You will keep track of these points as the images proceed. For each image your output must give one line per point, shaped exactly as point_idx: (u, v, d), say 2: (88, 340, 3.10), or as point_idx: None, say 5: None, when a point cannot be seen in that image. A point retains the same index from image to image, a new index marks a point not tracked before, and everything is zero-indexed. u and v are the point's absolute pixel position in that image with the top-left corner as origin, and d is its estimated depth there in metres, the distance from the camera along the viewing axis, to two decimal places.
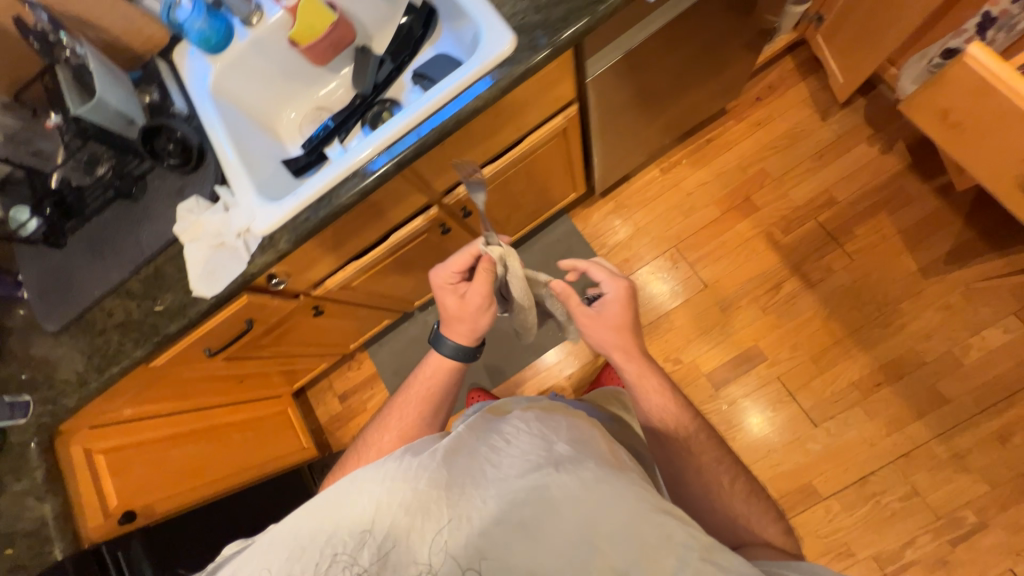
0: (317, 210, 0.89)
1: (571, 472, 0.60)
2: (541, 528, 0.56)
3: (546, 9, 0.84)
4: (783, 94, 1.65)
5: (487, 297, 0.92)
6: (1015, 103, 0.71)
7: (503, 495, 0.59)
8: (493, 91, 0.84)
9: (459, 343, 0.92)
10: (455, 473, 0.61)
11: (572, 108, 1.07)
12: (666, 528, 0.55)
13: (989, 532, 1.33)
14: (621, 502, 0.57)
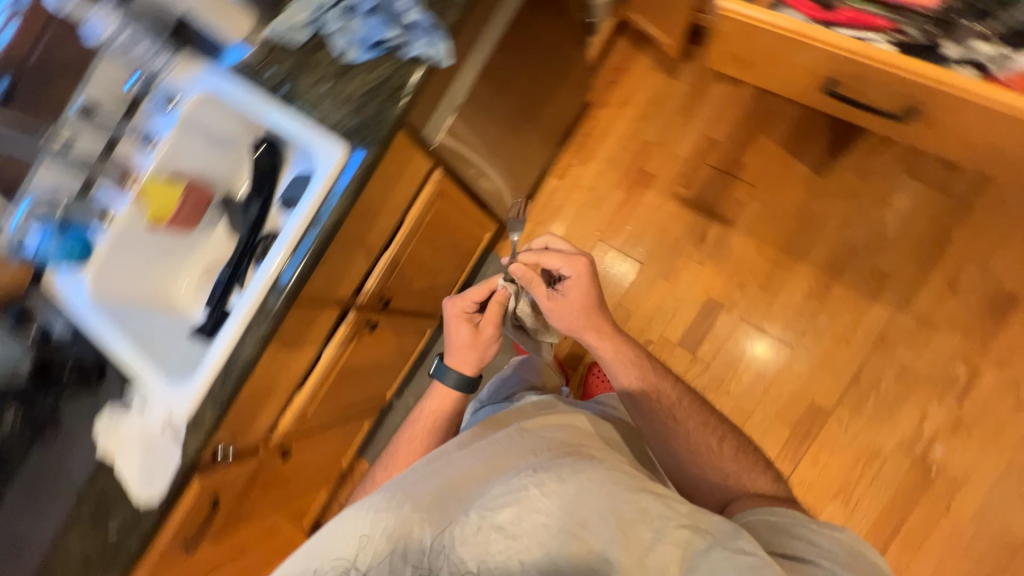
0: (229, 372, 0.90)
1: (551, 472, 0.72)
2: (519, 522, 0.68)
3: (361, 108, 0.87)
4: (630, 70, 1.76)
5: (496, 326, 1.11)
6: (774, 32, 0.79)
7: (489, 503, 0.71)
8: (345, 200, 0.87)
9: (465, 371, 1.10)
10: (442, 496, 0.75)
11: (437, 173, 1.10)
12: (637, 503, 0.67)
13: (982, 375, 1.38)
14: (597, 488, 0.69)
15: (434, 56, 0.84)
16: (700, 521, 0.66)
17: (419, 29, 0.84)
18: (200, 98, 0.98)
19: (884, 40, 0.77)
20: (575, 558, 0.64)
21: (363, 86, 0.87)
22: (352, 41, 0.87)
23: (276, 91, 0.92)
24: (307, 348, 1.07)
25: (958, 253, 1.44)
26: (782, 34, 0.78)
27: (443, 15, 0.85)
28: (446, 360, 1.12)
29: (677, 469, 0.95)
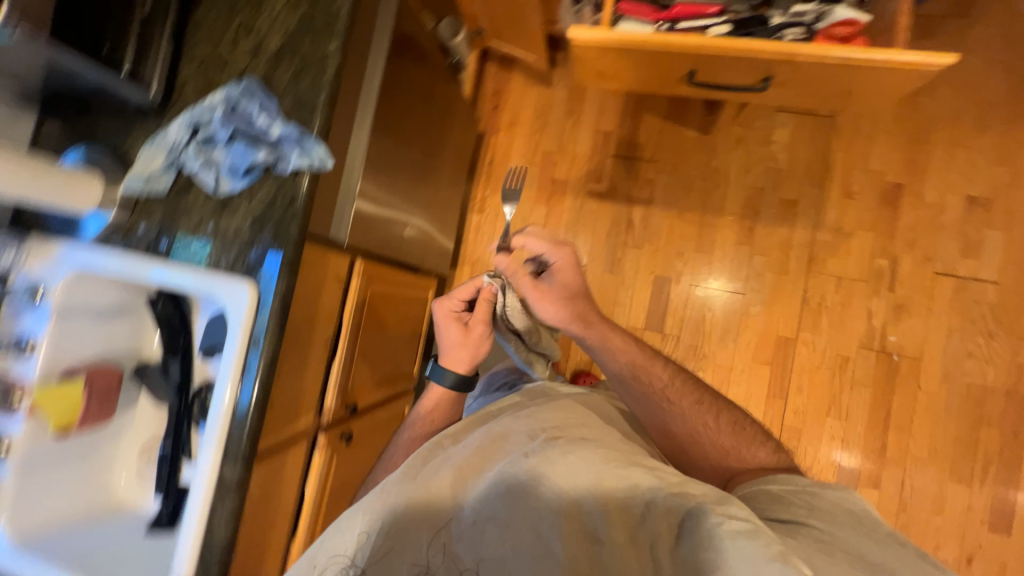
0: (206, 565, 0.79)
1: (546, 457, 0.72)
2: (518, 503, 0.66)
3: (256, 238, 0.80)
4: (509, 91, 1.79)
5: (487, 324, 1.09)
6: (624, 45, 0.83)
7: (484, 492, 0.69)
8: (272, 337, 0.80)
9: (460, 372, 1.09)
10: (437, 488, 0.71)
11: (359, 264, 1.04)
12: (628, 481, 0.68)
13: (902, 261, 1.51)
14: (589, 468, 0.70)
15: (316, 164, 0.79)
16: (687, 488, 0.67)
17: (289, 141, 0.78)
18: (73, 278, 0.87)
19: (722, 23, 0.83)
20: (569, 539, 0.63)
21: (250, 215, 0.80)
22: (222, 172, 0.80)
23: (158, 246, 0.84)
24: (285, 493, 0.98)
25: (843, 161, 1.57)
26: (631, 44, 0.83)
27: (307, 120, 0.79)
28: (440, 361, 1.11)
29: (676, 446, 1.05)
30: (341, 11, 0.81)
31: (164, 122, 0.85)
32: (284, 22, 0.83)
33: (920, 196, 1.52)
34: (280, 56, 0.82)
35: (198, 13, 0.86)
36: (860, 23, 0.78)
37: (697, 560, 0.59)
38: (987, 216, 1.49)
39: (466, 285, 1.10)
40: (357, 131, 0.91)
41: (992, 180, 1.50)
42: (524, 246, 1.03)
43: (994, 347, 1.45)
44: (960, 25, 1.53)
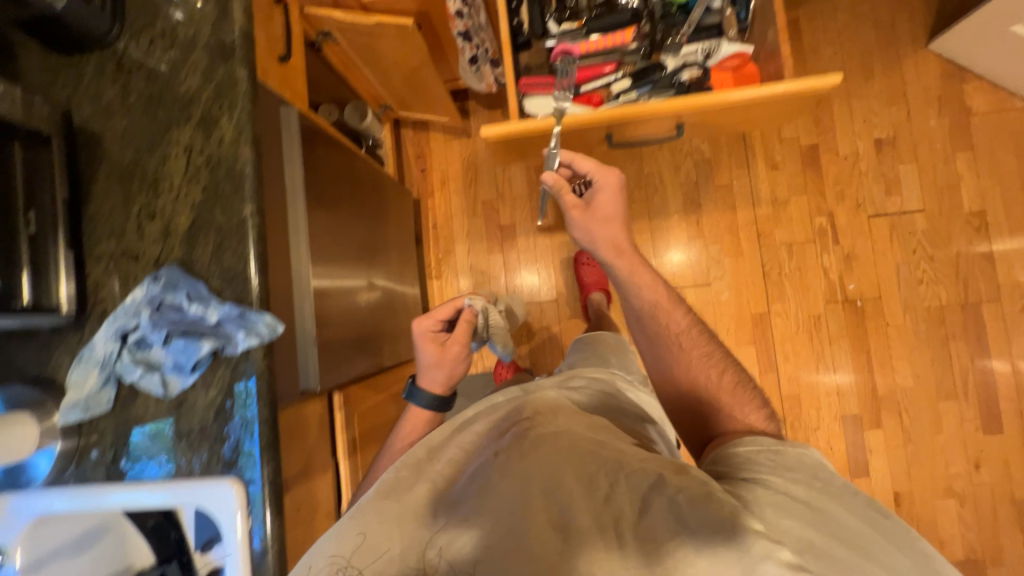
0: None
1: (513, 450, 0.61)
2: (490, 500, 0.57)
3: (225, 430, 0.75)
4: (432, 151, 1.77)
5: (465, 347, 1.04)
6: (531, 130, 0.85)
7: (460, 499, 0.59)
8: (274, 526, 0.74)
9: (437, 390, 0.99)
10: (405, 499, 0.60)
11: (338, 396, 1.00)
12: (599, 466, 0.59)
13: (838, 214, 1.61)
14: (559, 456, 0.60)
15: (266, 332, 0.74)
16: (658, 464, 0.60)
17: (230, 320, 0.73)
18: (33, 524, 0.75)
19: (622, 78, 0.87)
20: (542, 542, 0.54)
21: (211, 406, 0.75)
22: (166, 371, 0.74)
23: (118, 465, 0.77)
24: None
25: (760, 136, 1.65)
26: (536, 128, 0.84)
27: (244, 293, 0.75)
28: (417, 381, 1.02)
29: (679, 401, 0.86)
30: (245, 171, 0.77)
31: (88, 331, 0.79)
32: (187, 195, 0.77)
33: (835, 150, 1.62)
34: (195, 233, 0.77)
35: (91, 210, 0.80)
36: (746, 53, 0.82)
37: (665, 533, 0.53)
38: (896, 153, 1.60)
39: (446, 306, 1.10)
40: (298, 278, 0.87)
41: (891, 119, 1.60)
42: (570, 162, 0.98)
43: (938, 268, 1.56)
44: None
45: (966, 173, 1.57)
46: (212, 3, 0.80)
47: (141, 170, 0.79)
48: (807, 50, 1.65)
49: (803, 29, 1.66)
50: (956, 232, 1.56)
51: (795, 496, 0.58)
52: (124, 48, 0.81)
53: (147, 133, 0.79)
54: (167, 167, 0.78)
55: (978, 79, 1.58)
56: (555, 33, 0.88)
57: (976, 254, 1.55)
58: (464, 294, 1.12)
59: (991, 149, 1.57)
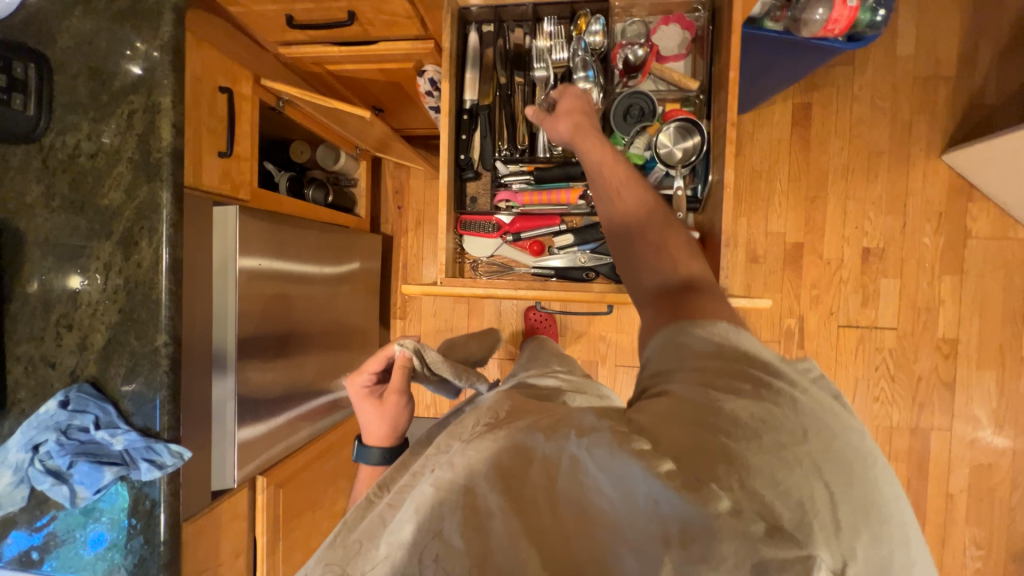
0: None
1: (444, 457, 0.51)
2: (420, 516, 0.46)
3: (126, 544, 0.79)
4: (411, 189, 1.72)
5: (405, 394, 0.81)
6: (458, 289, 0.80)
7: (395, 525, 0.48)
8: None
9: (386, 450, 0.81)
10: (350, 543, 0.50)
11: (260, 480, 1.04)
12: (523, 441, 0.48)
13: (809, 318, 1.57)
14: (483, 446, 0.48)
15: (171, 462, 0.77)
16: (583, 417, 0.50)
17: (135, 451, 0.76)
18: None
19: (565, 232, 0.85)
20: (464, 536, 0.44)
21: (116, 521, 0.79)
22: (70, 485, 0.76)
23: (29, 557, 0.81)
24: None
25: (747, 226, 1.58)
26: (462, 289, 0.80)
27: (151, 420, 0.77)
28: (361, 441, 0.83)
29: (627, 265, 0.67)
30: (161, 300, 0.77)
31: (2, 428, 0.80)
32: (105, 314, 0.78)
33: (820, 253, 1.56)
34: (109, 353, 0.78)
35: (11, 309, 0.80)
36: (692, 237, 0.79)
37: (591, 503, 0.45)
38: (881, 265, 1.54)
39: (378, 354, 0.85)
40: (223, 392, 0.91)
41: (884, 228, 1.53)
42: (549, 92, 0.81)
43: (896, 389, 1.54)
44: (846, 73, 1.52)
45: (949, 297, 1.52)
46: (140, 113, 0.77)
47: (62, 278, 0.79)
48: (814, 140, 1.55)
49: (816, 115, 1.54)
50: (923, 355, 1.53)
51: (699, 383, 0.48)
52: (50, 143, 0.78)
53: (70, 240, 0.78)
54: (86, 280, 0.78)
55: (986, 200, 1.49)
56: (503, 173, 0.84)
57: (938, 381, 1.53)
58: (394, 338, 0.80)
59: (980, 277, 1.51)
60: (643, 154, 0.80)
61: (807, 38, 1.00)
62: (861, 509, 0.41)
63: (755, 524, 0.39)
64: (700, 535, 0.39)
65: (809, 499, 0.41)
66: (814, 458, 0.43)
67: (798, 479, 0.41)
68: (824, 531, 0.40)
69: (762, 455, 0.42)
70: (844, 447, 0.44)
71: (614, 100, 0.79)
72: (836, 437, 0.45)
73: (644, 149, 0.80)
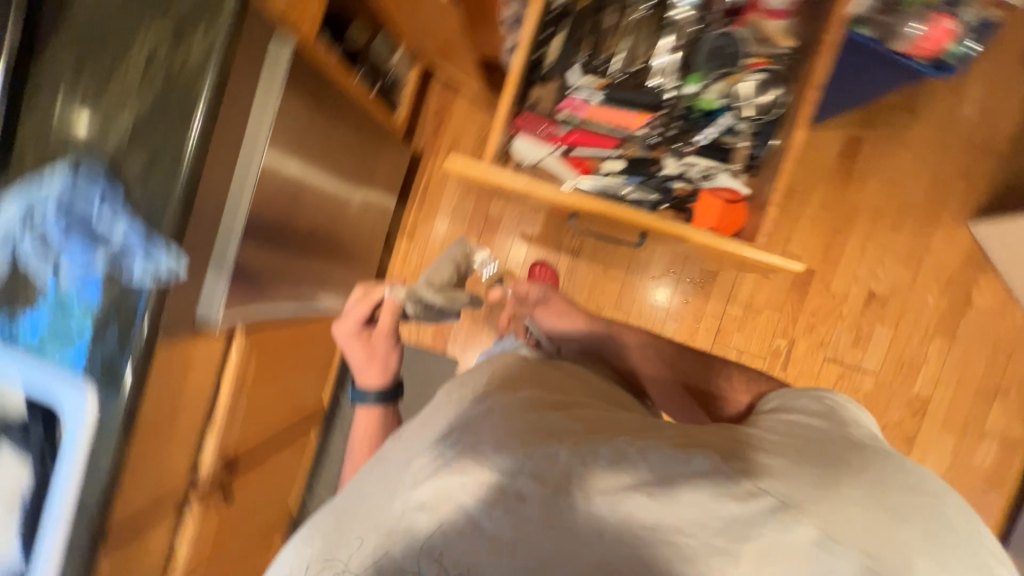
0: None
1: (465, 429, 0.58)
2: (442, 488, 0.53)
3: (100, 339, 0.76)
4: (453, 113, 1.70)
5: (392, 335, 0.99)
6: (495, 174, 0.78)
7: (408, 483, 0.55)
8: (121, 439, 0.78)
9: (381, 389, 0.96)
10: (363, 497, 0.57)
11: (239, 333, 1.03)
12: (552, 422, 0.57)
13: (799, 344, 1.60)
14: (508, 427, 0.57)
15: (165, 273, 0.75)
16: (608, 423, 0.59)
17: (133, 244, 0.73)
18: None
19: (618, 158, 0.83)
20: (495, 515, 0.51)
21: (93, 312, 0.75)
22: (56, 265, 0.74)
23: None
24: (152, 560, 0.99)
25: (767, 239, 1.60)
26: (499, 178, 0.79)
27: (158, 219, 0.75)
28: (356, 383, 0.97)
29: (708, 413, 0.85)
30: (200, 99, 0.74)
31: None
32: (137, 99, 0.74)
33: (827, 284, 1.58)
34: (132, 140, 0.75)
35: (37, 70, 0.75)
36: (741, 194, 0.80)
37: (624, 505, 0.50)
38: (881, 312, 1.57)
39: (361, 299, 0.99)
40: (227, 229, 0.87)
41: (894, 278, 1.56)
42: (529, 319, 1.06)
43: None
44: (906, 118, 1.53)
45: (934, 359, 1.56)
46: None
47: (100, 52, 0.75)
48: (855, 175, 1.56)
49: (864, 152, 1.55)
50: (894, 407, 1.58)
51: (762, 436, 0.59)
52: None
53: (118, 13, 0.74)
54: (126, 59, 0.74)
55: (996, 277, 1.53)
56: (575, 83, 0.82)
57: (900, 434, 1.58)
58: (385, 285, 0.96)
59: (967, 348, 1.55)
60: (716, 101, 0.80)
61: (896, 53, 1.00)
62: (942, 536, 0.49)
63: (845, 551, 0.47)
64: (782, 552, 0.47)
65: (892, 530, 0.48)
66: (896, 492, 0.51)
67: (881, 508, 0.49)
68: (914, 552, 0.47)
69: (851, 487, 0.50)
70: (936, 495, 0.52)
71: (704, 37, 0.79)
72: (914, 477, 0.53)
73: (720, 95, 0.80)
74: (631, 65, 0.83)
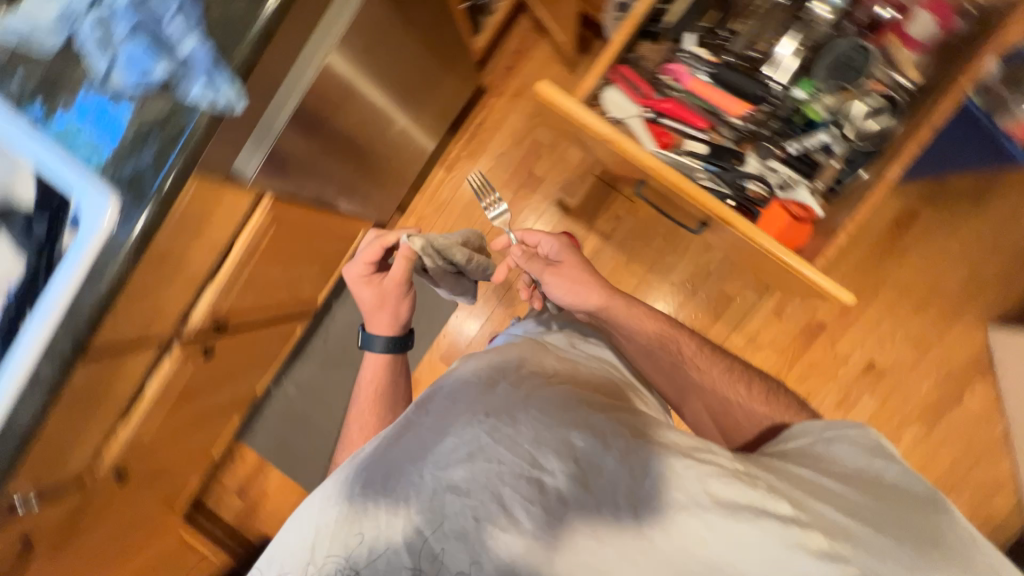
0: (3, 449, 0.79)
1: (502, 416, 0.69)
2: (480, 468, 0.64)
3: (137, 150, 0.74)
4: (530, 58, 1.65)
5: (403, 284, 1.02)
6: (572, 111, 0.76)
7: (445, 455, 0.66)
8: (130, 255, 0.76)
9: (389, 338, 1.04)
10: (397, 463, 0.68)
11: (266, 198, 1.00)
12: (586, 423, 0.68)
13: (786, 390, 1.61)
14: (543, 423, 0.68)
15: (222, 105, 0.73)
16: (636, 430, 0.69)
17: (198, 65, 0.71)
18: None
19: (702, 141, 0.88)
20: (529, 501, 0.62)
21: (138, 121, 0.73)
22: (111, 60, 0.71)
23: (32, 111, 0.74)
24: (123, 386, 0.99)
25: None
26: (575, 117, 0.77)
27: (229, 47, 0.73)
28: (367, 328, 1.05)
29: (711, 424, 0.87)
30: None
31: None
32: None
33: (833, 343, 1.59)
34: None
35: None
36: (812, 212, 0.85)
37: (652, 514, 0.61)
38: (874, 384, 1.59)
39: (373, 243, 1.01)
40: (294, 81, 0.87)
41: (898, 356, 1.57)
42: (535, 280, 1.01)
43: None
44: (965, 207, 1.52)
45: (907, 443, 1.59)
46: None
47: None
48: (897, 246, 1.55)
49: (914, 227, 1.54)
50: None
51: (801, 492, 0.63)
52: None
53: None
54: None
55: (993, 386, 1.54)
56: (687, 49, 0.88)
57: None
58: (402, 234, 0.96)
59: (941, 443, 1.58)
60: (823, 114, 0.86)
61: (1001, 130, 1.00)
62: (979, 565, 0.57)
63: None
64: None
65: None
66: (933, 540, 0.58)
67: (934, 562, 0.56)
68: None
69: (903, 549, 0.57)
70: (959, 531, 0.60)
71: (837, 45, 0.85)
72: (937, 517, 0.61)
73: (827, 109, 0.86)
74: (750, 53, 0.89)
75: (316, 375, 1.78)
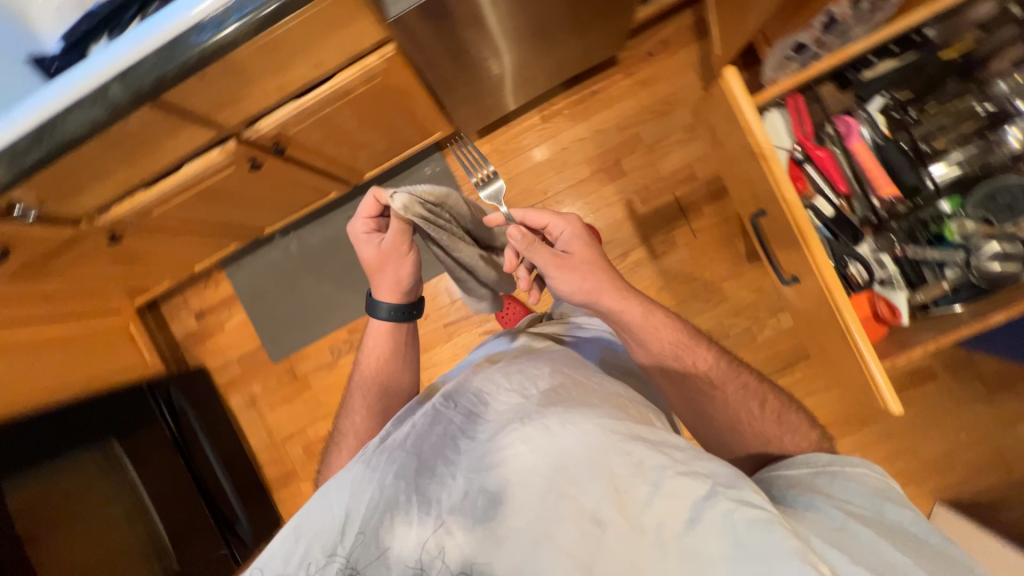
0: (39, 145, 0.81)
1: (540, 424, 0.65)
2: (513, 483, 0.62)
3: None
4: (672, 56, 1.61)
5: (403, 245, 0.89)
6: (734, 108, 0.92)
7: (476, 462, 0.64)
8: (248, 25, 0.76)
9: (392, 305, 0.97)
10: (425, 458, 0.66)
11: (389, 48, 0.95)
12: (630, 450, 0.64)
13: None
14: (588, 443, 0.64)
15: None
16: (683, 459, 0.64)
17: None
18: None
19: (832, 203, 1.03)
20: (570, 533, 0.59)
21: None
22: None
23: None
24: (164, 151, 0.94)
25: (793, 380, 1.61)
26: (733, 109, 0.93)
27: None
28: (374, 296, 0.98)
29: (709, 430, 0.88)
30: None
31: None
32: None
33: None
34: None
35: None
36: (898, 314, 1.01)
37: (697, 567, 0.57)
38: None
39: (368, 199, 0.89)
40: None
41: None
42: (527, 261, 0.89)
43: None
44: (976, 391, 1.56)
45: None
46: None
47: None
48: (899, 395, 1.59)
49: (923, 385, 1.58)
50: None
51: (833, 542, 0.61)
52: None
53: None
54: None
55: None
56: (864, 115, 1.03)
57: None
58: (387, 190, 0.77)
59: None
60: (954, 236, 1.00)
61: None
62: None
63: None
64: None
65: None
66: None
67: None
68: None
69: None
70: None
71: (1002, 179, 0.99)
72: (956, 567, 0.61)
73: (959, 232, 1.00)
74: (921, 151, 1.02)
75: (323, 244, 1.74)
